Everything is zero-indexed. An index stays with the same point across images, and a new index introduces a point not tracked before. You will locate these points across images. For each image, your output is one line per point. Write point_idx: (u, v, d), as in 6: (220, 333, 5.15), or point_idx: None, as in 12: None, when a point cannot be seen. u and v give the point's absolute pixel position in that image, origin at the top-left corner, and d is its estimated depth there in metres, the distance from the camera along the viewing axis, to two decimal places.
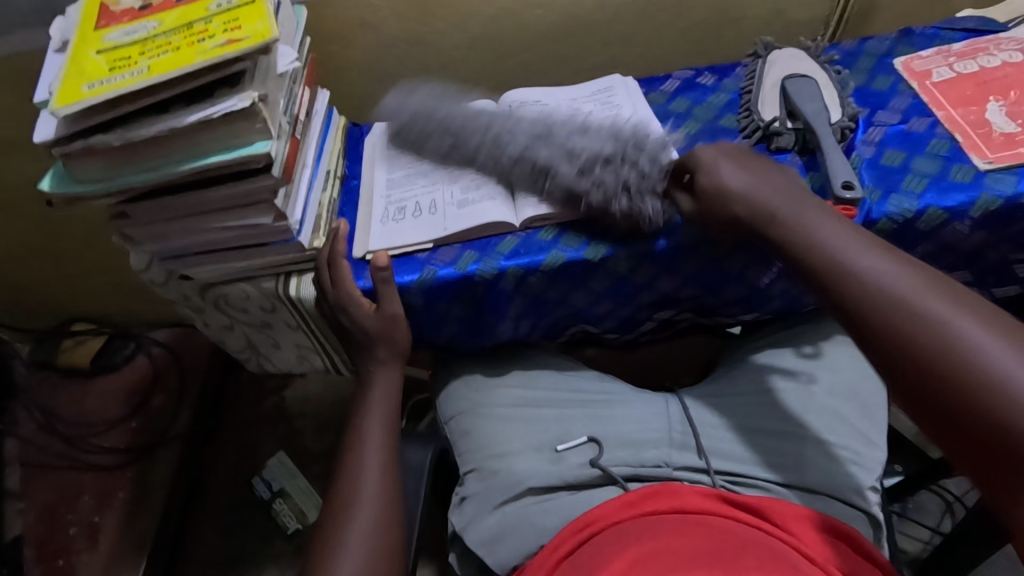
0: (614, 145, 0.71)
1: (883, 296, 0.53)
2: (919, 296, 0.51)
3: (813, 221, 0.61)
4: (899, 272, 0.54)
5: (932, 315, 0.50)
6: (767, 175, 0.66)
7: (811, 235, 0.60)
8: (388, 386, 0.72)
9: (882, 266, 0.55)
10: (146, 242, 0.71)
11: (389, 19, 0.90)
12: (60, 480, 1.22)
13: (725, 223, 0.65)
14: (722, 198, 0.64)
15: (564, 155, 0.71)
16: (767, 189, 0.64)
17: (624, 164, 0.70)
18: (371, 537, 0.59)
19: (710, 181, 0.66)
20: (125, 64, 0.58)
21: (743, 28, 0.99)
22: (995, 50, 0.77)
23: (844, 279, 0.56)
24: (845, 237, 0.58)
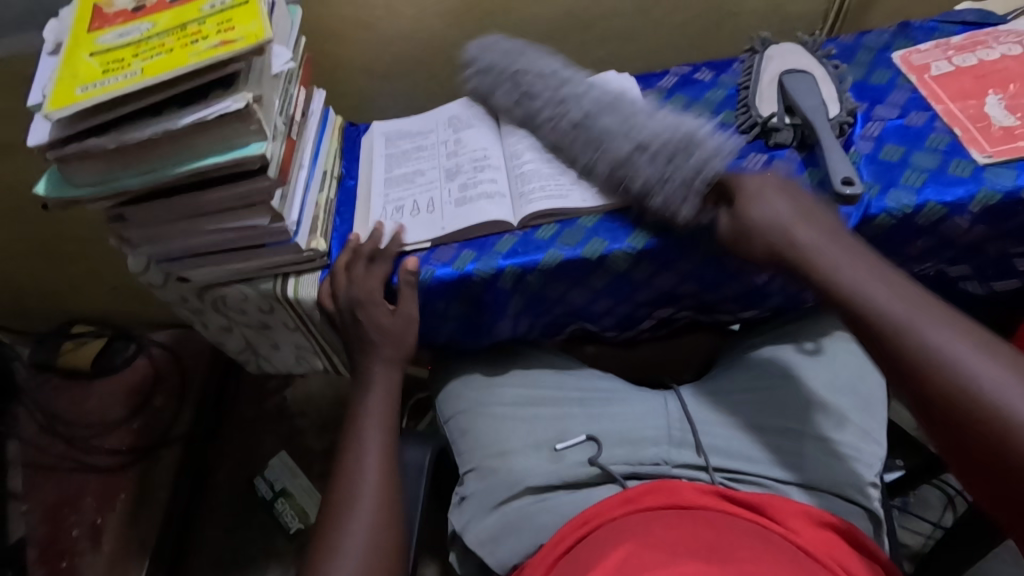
0: (672, 136, 0.70)
1: (924, 338, 0.52)
2: (953, 341, 0.51)
3: (846, 263, 0.59)
4: (937, 316, 0.53)
5: (975, 362, 0.50)
6: (807, 210, 0.63)
7: (855, 281, 0.58)
8: (387, 384, 0.71)
9: (920, 309, 0.54)
10: (144, 244, 0.71)
11: (385, 18, 0.90)
12: (63, 482, 1.22)
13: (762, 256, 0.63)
14: (760, 228, 0.62)
15: (632, 147, 0.70)
16: (808, 224, 0.62)
17: (680, 161, 0.68)
18: (371, 539, 0.59)
19: (751, 207, 0.63)
20: (119, 67, 0.58)
21: (741, 23, 0.99)
22: (994, 43, 0.77)
23: (894, 332, 0.54)
24: (882, 277, 0.58)
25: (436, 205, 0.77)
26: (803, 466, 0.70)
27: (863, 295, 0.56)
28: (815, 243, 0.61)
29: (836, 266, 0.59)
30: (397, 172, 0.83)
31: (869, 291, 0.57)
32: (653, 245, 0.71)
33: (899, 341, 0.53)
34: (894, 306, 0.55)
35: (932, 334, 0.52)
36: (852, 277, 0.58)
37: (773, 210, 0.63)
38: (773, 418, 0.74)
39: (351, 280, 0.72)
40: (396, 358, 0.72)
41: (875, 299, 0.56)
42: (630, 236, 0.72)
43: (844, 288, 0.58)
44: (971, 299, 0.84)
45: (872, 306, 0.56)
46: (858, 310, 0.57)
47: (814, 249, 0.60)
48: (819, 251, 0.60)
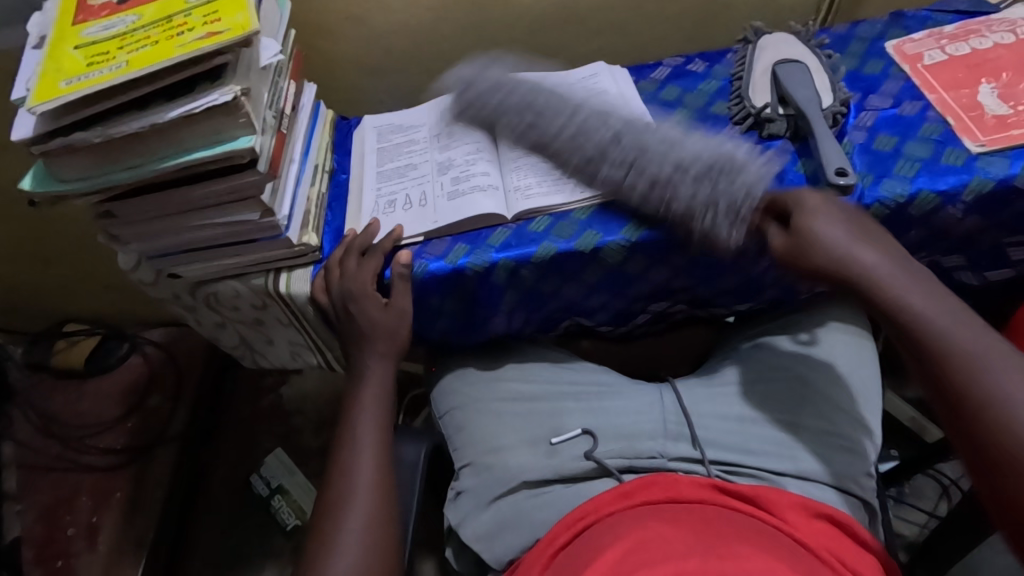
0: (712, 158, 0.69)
1: (988, 381, 0.52)
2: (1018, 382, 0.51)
3: (914, 288, 0.58)
4: (1000, 356, 0.53)
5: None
6: (870, 233, 0.62)
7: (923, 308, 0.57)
8: (382, 376, 0.71)
9: (982, 345, 0.54)
10: (133, 240, 0.71)
11: (375, 11, 0.89)
12: (57, 482, 1.21)
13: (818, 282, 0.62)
14: (814, 243, 0.61)
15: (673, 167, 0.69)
16: (864, 250, 0.60)
17: (719, 184, 0.67)
18: (366, 535, 0.59)
19: (807, 235, 0.61)
20: (103, 60, 0.57)
21: (734, 14, 0.98)
22: (987, 32, 0.77)
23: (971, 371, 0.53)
24: (941, 305, 0.57)
25: (428, 198, 0.77)
26: (797, 456, 0.70)
27: (923, 327, 0.56)
28: (872, 272, 0.59)
29: (894, 299, 0.58)
30: (388, 166, 0.82)
31: (930, 325, 0.56)
32: (646, 238, 0.70)
33: (958, 381, 0.53)
34: (960, 341, 0.55)
35: (996, 375, 0.52)
36: (908, 307, 0.58)
37: (831, 238, 0.61)
38: (768, 410, 0.74)
39: (344, 274, 0.72)
40: (392, 351, 0.72)
41: (939, 334, 0.55)
42: (624, 228, 0.71)
43: (906, 321, 0.57)
44: (965, 289, 0.84)
45: (935, 343, 0.55)
46: (919, 342, 0.57)
47: (872, 280, 0.59)
48: (875, 279, 0.59)
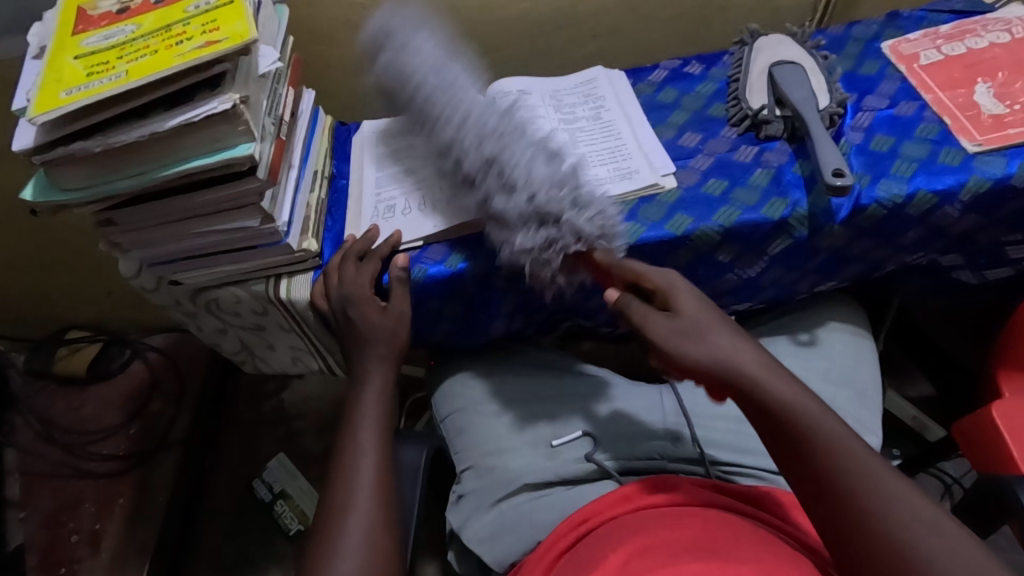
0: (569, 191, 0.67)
1: (851, 474, 0.49)
2: (879, 475, 0.49)
3: (754, 359, 0.56)
4: (858, 449, 0.51)
5: (894, 492, 0.48)
6: (730, 328, 0.59)
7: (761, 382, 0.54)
8: (382, 380, 0.70)
9: (842, 440, 0.51)
10: (134, 248, 0.71)
11: (373, 17, 0.90)
12: (60, 489, 1.22)
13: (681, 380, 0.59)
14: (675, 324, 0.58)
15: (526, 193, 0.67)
16: (721, 341, 0.57)
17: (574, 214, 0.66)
18: (366, 541, 0.58)
19: (678, 329, 0.58)
20: (103, 70, 0.57)
21: (730, 15, 0.98)
22: (982, 31, 0.77)
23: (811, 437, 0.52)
24: (807, 398, 0.54)
25: (427, 203, 0.77)
26: None
27: (791, 417, 0.53)
28: (737, 363, 0.55)
29: (757, 390, 0.54)
30: (388, 171, 0.83)
31: (794, 417, 0.53)
32: (692, 232, 0.69)
33: (824, 474, 0.50)
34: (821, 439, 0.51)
35: (871, 473, 0.49)
36: (777, 398, 0.54)
37: (682, 337, 0.57)
38: None
39: (342, 279, 0.72)
40: (393, 354, 0.71)
41: (801, 421, 0.52)
42: (669, 223, 0.70)
43: (769, 412, 0.54)
44: (964, 287, 0.84)
45: (798, 436, 0.52)
46: (783, 435, 0.53)
47: (741, 375, 0.55)
48: (742, 369, 0.55)
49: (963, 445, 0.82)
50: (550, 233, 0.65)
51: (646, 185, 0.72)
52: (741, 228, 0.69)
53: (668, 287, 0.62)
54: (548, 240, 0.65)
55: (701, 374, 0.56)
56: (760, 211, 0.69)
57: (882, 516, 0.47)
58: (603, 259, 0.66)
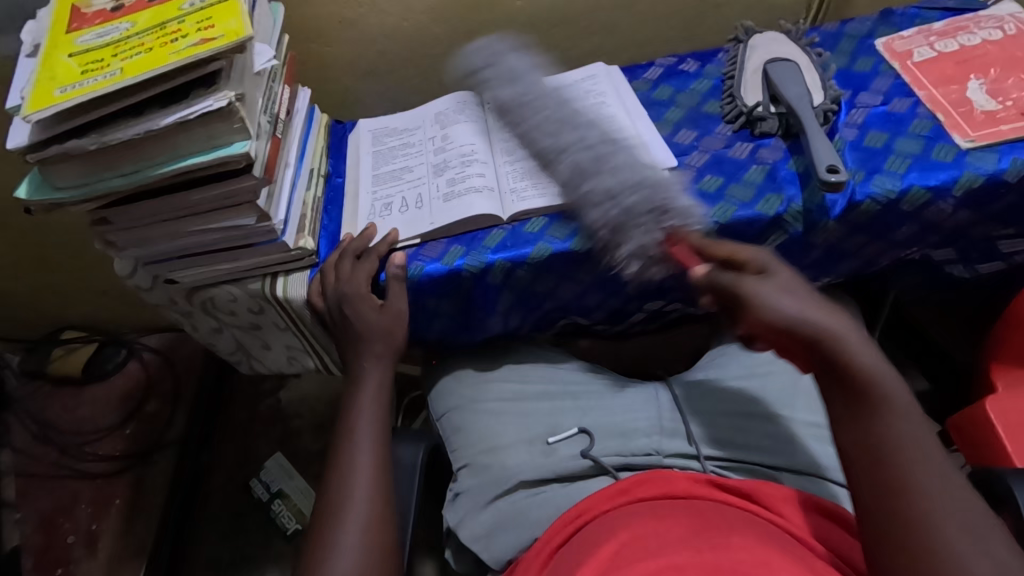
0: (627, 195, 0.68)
1: (918, 468, 0.48)
2: (940, 470, 0.48)
3: (855, 334, 0.53)
4: (931, 444, 0.49)
5: (949, 490, 0.47)
6: (824, 301, 0.57)
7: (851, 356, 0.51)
8: (379, 377, 0.70)
9: (914, 427, 0.50)
10: (130, 247, 0.71)
11: (368, 15, 0.90)
12: (56, 490, 1.21)
13: (756, 331, 0.58)
14: (783, 290, 0.57)
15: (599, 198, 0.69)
16: (814, 304, 0.55)
17: (646, 224, 0.67)
18: (363, 537, 0.58)
19: (771, 287, 0.57)
20: (97, 67, 0.57)
21: (725, 13, 0.99)
22: (975, 28, 0.77)
23: (886, 422, 0.50)
24: (897, 382, 0.51)
25: (424, 200, 0.77)
26: (788, 450, 0.71)
27: (877, 397, 0.50)
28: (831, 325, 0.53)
29: (848, 353, 0.52)
30: (384, 169, 0.83)
31: (878, 391, 0.51)
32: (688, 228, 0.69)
33: (886, 453, 0.49)
34: (899, 418, 0.50)
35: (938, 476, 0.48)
36: (866, 368, 0.51)
37: (774, 295, 0.56)
38: (764, 405, 0.75)
39: (338, 277, 0.72)
40: (390, 351, 0.72)
41: (884, 397, 0.50)
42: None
43: (852, 381, 0.51)
44: (958, 282, 0.85)
45: (880, 413, 0.50)
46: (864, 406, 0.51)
47: (830, 334, 0.53)
48: (832, 331, 0.53)
49: (958, 440, 0.83)
50: (618, 223, 0.68)
51: None
52: (737, 224, 0.69)
53: (759, 256, 0.61)
54: (614, 224, 0.68)
55: (783, 334, 0.55)
56: (756, 207, 0.69)
57: (925, 510, 0.46)
58: (695, 241, 0.66)
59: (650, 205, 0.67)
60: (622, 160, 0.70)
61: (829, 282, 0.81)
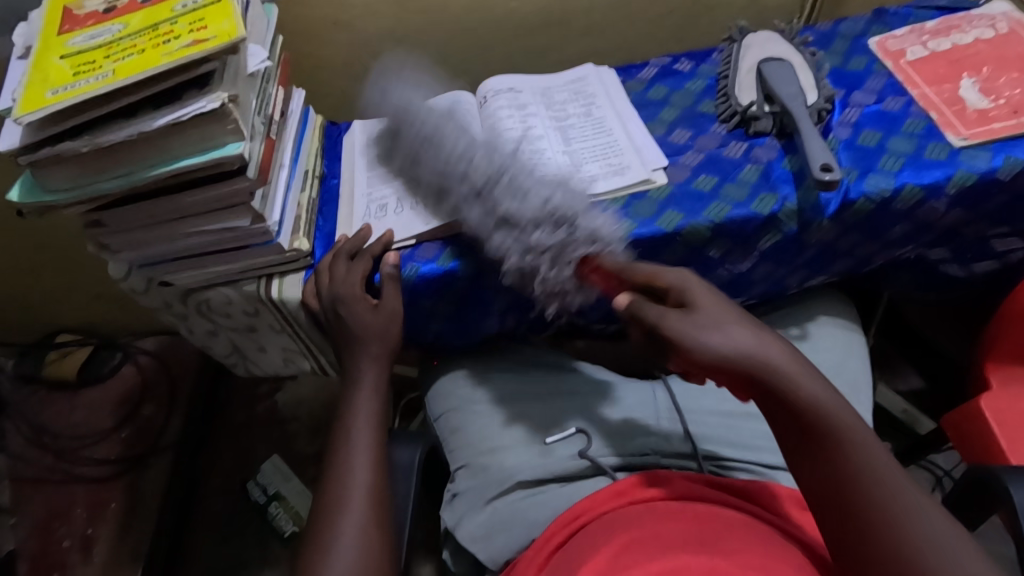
0: (548, 222, 0.66)
1: (879, 486, 0.49)
2: (901, 494, 0.49)
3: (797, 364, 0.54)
4: (884, 461, 0.50)
5: (909, 506, 0.48)
6: (756, 326, 0.56)
7: (798, 390, 0.52)
8: (375, 378, 0.70)
9: (867, 449, 0.51)
10: (123, 249, 0.71)
11: (362, 17, 0.90)
12: (52, 495, 1.21)
13: (697, 374, 0.56)
14: (709, 321, 0.55)
15: (533, 221, 0.66)
16: (753, 339, 0.54)
17: (569, 245, 0.66)
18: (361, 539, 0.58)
19: (701, 322, 0.55)
20: (89, 69, 0.57)
21: (719, 13, 0.99)
22: (967, 27, 0.78)
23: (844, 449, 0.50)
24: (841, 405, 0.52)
25: (419, 201, 0.77)
26: (785, 449, 0.72)
27: (828, 426, 0.51)
28: (772, 361, 0.53)
29: (792, 388, 0.52)
30: (379, 170, 0.83)
31: (826, 426, 0.51)
32: (683, 228, 0.69)
33: (847, 477, 0.50)
34: (853, 447, 0.50)
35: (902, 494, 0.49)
36: (812, 399, 0.52)
37: (711, 331, 0.54)
38: (762, 404, 0.76)
39: (334, 278, 0.72)
40: (387, 352, 0.71)
41: (833, 430, 0.51)
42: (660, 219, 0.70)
43: (801, 413, 0.52)
44: (952, 280, 0.85)
45: (836, 446, 0.51)
46: (815, 445, 0.51)
47: (770, 370, 0.52)
48: (774, 367, 0.52)
49: (954, 437, 0.83)
50: (525, 260, 0.66)
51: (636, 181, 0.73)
52: (732, 224, 0.69)
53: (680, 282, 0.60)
54: (522, 264, 0.67)
55: (722, 371, 0.54)
56: (750, 207, 0.69)
57: (898, 532, 0.47)
58: (608, 267, 0.66)
59: (555, 235, 0.65)
60: (508, 180, 0.68)
61: (825, 280, 0.81)
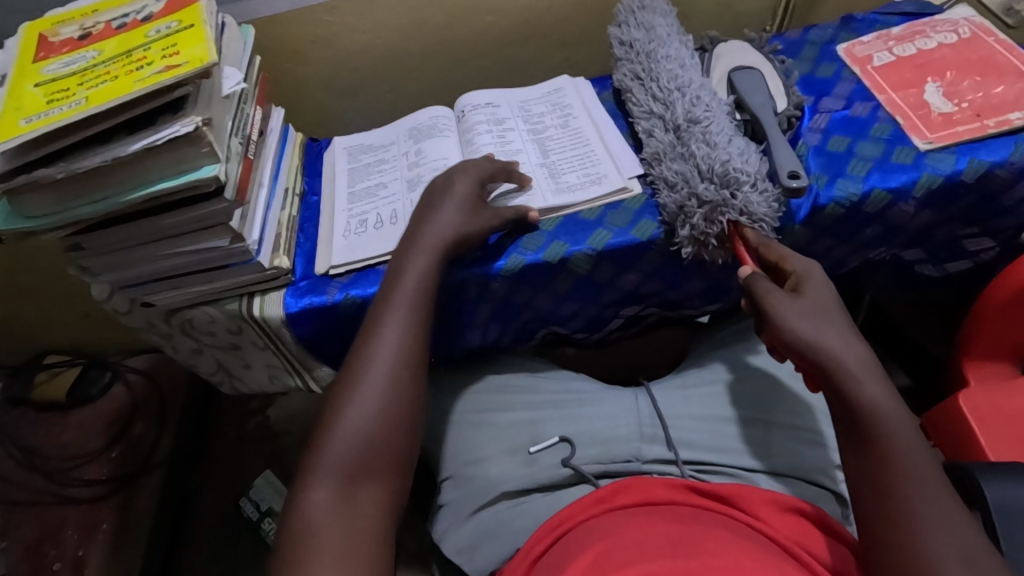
0: (715, 184, 0.67)
1: (917, 491, 0.49)
2: (941, 503, 0.48)
3: (866, 365, 0.55)
4: (934, 479, 0.50)
5: (947, 518, 0.47)
6: (849, 325, 0.58)
7: (862, 389, 0.54)
8: (413, 289, 0.63)
9: (916, 461, 0.50)
10: (103, 272, 0.71)
11: (340, 36, 0.91)
12: (42, 517, 1.20)
13: (780, 352, 0.61)
14: (805, 307, 0.59)
15: (688, 182, 0.69)
16: (835, 336, 0.57)
17: (722, 210, 0.67)
18: (352, 465, 0.53)
19: (796, 306, 0.59)
20: (63, 97, 0.57)
21: (693, 23, 1.01)
22: (932, 32, 0.79)
23: (893, 447, 0.51)
24: (904, 415, 0.53)
25: (399, 215, 0.78)
26: (765, 454, 0.73)
27: (882, 427, 0.52)
28: (843, 360, 0.55)
29: (856, 385, 0.54)
30: (359, 187, 0.84)
31: (878, 423, 0.52)
32: (657, 237, 0.72)
33: (889, 475, 0.50)
34: (899, 454, 0.51)
35: (937, 505, 0.48)
36: (872, 400, 0.53)
37: (798, 316, 0.58)
38: (744, 409, 0.76)
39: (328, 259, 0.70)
40: (428, 270, 0.65)
41: (884, 430, 0.52)
42: (635, 228, 0.72)
43: (859, 410, 0.53)
44: (927, 280, 0.86)
45: (883, 446, 0.52)
46: (862, 444, 0.53)
47: (841, 369, 0.55)
48: (845, 367, 0.55)
49: (935, 435, 0.84)
50: (684, 205, 0.68)
51: (614, 190, 0.75)
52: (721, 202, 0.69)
53: (804, 272, 0.62)
54: (680, 204, 0.69)
55: (800, 355, 0.58)
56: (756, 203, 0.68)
57: (924, 535, 0.47)
58: (752, 238, 0.67)
59: (719, 192, 0.67)
60: (698, 136, 0.71)
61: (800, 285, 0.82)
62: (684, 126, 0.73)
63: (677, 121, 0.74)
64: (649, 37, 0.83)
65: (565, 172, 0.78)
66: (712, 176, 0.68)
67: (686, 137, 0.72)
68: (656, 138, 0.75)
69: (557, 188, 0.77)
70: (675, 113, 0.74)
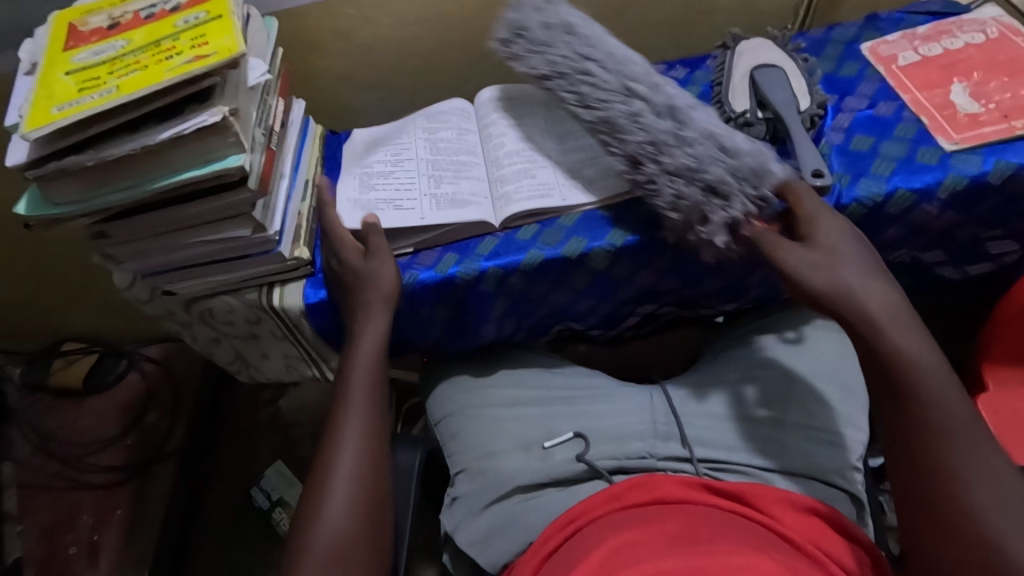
0: (746, 162, 0.65)
1: (949, 436, 0.53)
2: (974, 442, 0.52)
3: (887, 307, 0.58)
4: (965, 419, 0.53)
5: (980, 456, 0.52)
6: (869, 268, 0.61)
7: (881, 334, 0.57)
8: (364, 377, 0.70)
9: (948, 397, 0.54)
10: (127, 260, 0.72)
11: (361, 28, 0.91)
12: (58, 501, 1.22)
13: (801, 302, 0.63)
14: (820, 253, 0.61)
15: (713, 165, 0.65)
16: (853, 280, 0.59)
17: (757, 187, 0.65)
18: (333, 551, 0.59)
19: (811, 257, 0.61)
20: (94, 85, 0.58)
21: (714, 20, 1.00)
22: (958, 32, 0.78)
23: (925, 400, 0.54)
24: (929, 355, 0.56)
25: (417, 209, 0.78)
26: (781, 453, 0.72)
27: (908, 371, 0.55)
28: (864, 306, 0.58)
29: (876, 333, 0.57)
30: None
31: (911, 372, 0.55)
32: None
33: (926, 422, 0.54)
34: (932, 396, 0.54)
35: (973, 446, 0.52)
36: (897, 347, 0.56)
37: (810, 262, 0.61)
38: (759, 407, 0.76)
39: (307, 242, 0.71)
40: (373, 353, 0.71)
41: (916, 378, 0.55)
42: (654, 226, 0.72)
43: (885, 355, 0.57)
44: (949, 281, 0.85)
45: (913, 395, 0.55)
46: (894, 394, 0.56)
47: (863, 314, 0.58)
48: (866, 313, 0.58)
49: None
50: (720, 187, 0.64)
51: None
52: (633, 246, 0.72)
53: (813, 215, 0.63)
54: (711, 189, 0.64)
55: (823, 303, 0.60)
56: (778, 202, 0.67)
57: (962, 479, 0.51)
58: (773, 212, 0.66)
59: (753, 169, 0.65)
60: (699, 120, 0.68)
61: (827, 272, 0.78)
62: (677, 110, 0.68)
63: (666, 105, 0.69)
64: (583, 18, 0.76)
65: (583, 167, 0.78)
66: (737, 155, 0.65)
67: (683, 121, 0.68)
68: (649, 124, 0.68)
69: (575, 185, 0.76)
70: (658, 98, 0.69)
